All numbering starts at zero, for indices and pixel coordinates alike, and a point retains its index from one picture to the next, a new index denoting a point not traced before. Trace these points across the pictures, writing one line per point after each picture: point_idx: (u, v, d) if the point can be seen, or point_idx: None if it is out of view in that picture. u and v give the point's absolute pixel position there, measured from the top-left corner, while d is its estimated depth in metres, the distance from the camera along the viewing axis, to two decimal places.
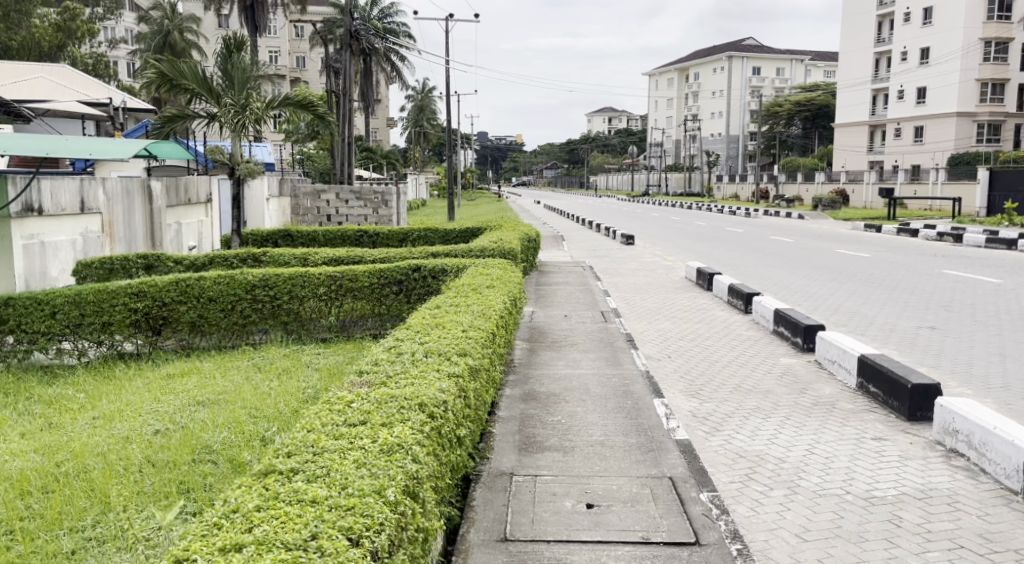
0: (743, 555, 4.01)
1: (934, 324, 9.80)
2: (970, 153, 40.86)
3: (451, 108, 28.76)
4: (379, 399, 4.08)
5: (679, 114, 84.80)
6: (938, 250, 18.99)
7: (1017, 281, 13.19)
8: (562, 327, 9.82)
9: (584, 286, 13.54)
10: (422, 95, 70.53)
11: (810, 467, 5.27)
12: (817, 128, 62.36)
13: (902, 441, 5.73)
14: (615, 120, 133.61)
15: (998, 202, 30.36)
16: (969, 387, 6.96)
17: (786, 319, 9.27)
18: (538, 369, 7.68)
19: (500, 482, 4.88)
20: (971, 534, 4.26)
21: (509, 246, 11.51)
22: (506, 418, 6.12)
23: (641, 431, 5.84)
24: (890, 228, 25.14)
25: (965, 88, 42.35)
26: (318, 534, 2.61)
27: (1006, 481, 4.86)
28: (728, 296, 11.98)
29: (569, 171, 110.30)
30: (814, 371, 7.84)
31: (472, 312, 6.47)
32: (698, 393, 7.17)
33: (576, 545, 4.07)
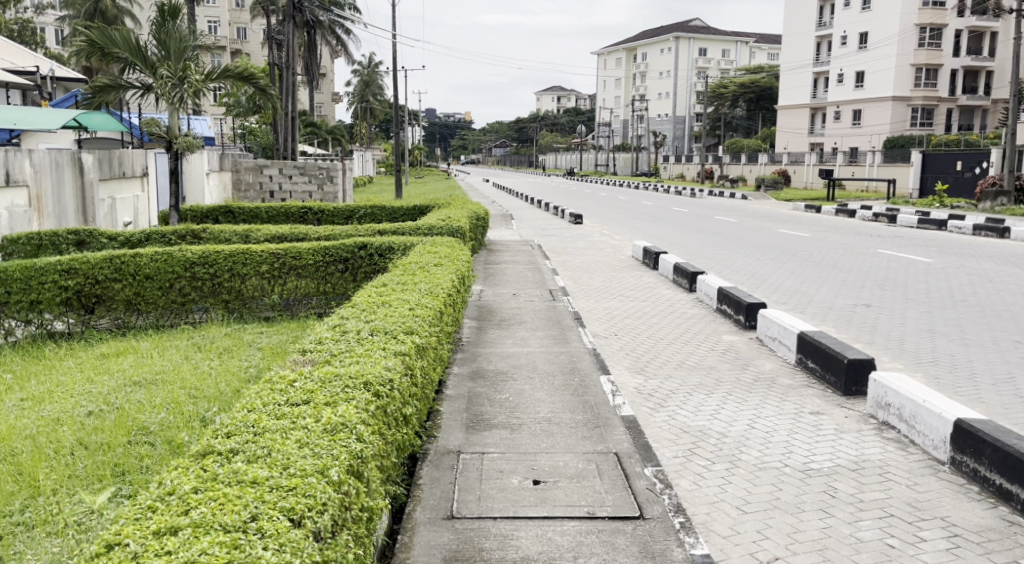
0: (686, 528, 4.09)
1: (869, 302, 10.09)
2: (905, 137, 42.12)
3: (398, 84, 28.38)
4: (322, 377, 4.02)
5: (626, 93, 85.13)
6: (874, 231, 19.55)
7: (947, 260, 13.66)
8: (510, 306, 9.84)
9: (532, 265, 13.57)
10: (368, 70, 69.47)
11: (751, 441, 5.39)
12: (761, 109, 63.39)
13: (838, 415, 5.90)
14: (564, 98, 133.52)
15: (930, 183, 31.41)
16: (901, 362, 7.20)
17: (728, 298, 9.44)
18: (486, 347, 7.68)
19: (447, 460, 4.88)
20: (902, 503, 4.41)
21: (459, 224, 11.43)
22: (454, 397, 6.11)
23: (587, 407, 5.89)
24: (830, 210, 25.76)
25: (901, 73, 43.54)
26: (258, 516, 2.55)
27: (934, 452, 5.05)
28: (673, 275, 12.15)
29: (517, 150, 109.98)
30: (756, 348, 8.01)
31: (420, 290, 6.41)
32: (644, 370, 7.26)
33: (522, 522, 4.08)
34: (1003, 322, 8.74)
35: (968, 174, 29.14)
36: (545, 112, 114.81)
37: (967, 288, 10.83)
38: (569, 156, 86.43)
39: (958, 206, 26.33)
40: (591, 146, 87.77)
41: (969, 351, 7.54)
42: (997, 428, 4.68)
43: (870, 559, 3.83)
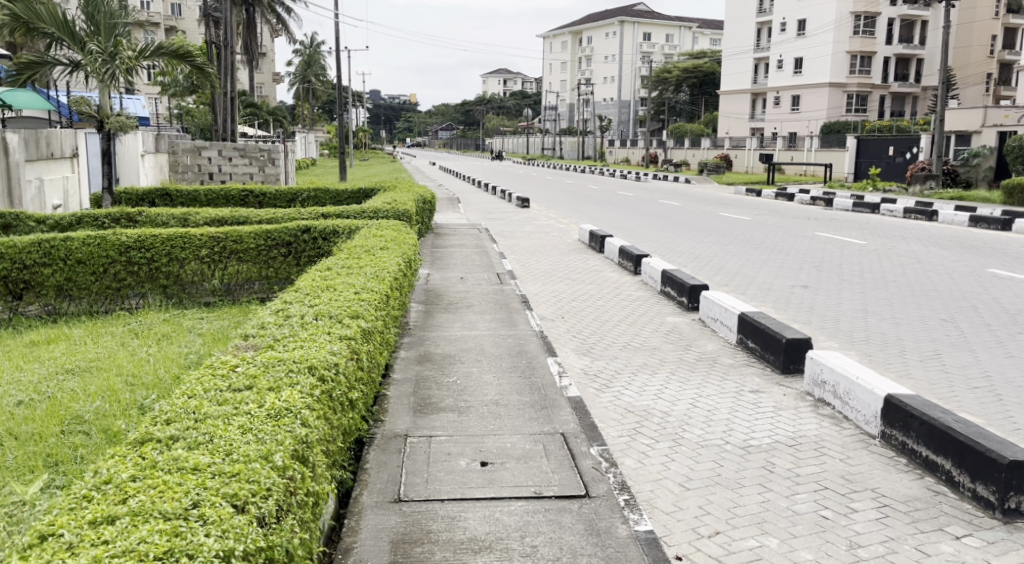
0: (630, 505, 4.17)
1: (806, 283, 10.37)
2: (841, 122, 43.26)
3: (341, 64, 27.92)
4: (266, 362, 3.98)
5: (572, 78, 85.31)
6: (811, 214, 20.04)
7: (880, 242, 14.11)
8: (458, 289, 9.82)
9: (479, 248, 13.58)
10: (310, 50, 68.09)
11: (693, 419, 5.52)
12: (704, 95, 64.21)
13: (777, 393, 6.07)
14: (508, 81, 133.00)
15: (863, 168, 32.36)
16: (836, 342, 7.42)
17: (672, 280, 9.59)
18: (433, 331, 7.67)
19: (394, 444, 4.88)
20: (835, 476, 4.58)
21: (405, 208, 11.33)
22: (401, 380, 6.09)
23: (534, 389, 5.95)
24: (770, 193, 26.32)
25: (837, 59, 44.69)
26: (200, 503, 2.51)
27: (865, 427, 5.24)
28: (619, 258, 12.27)
29: (462, 133, 109.30)
30: (698, 329, 8.17)
31: (365, 274, 6.35)
32: (590, 352, 7.35)
33: (469, 503, 4.11)
34: (932, 301, 9.08)
35: (899, 158, 30.13)
36: (491, 95, 114.29)
37: (898, 269, 11.21)
38: (515, 140, 86.33)
39: (890, 190, 27.23)
40: (537, 131, 87.75)
41: (899, 330, 7.80)
42: (924, 403, 4.87)
43: (806, 530, 3.96)
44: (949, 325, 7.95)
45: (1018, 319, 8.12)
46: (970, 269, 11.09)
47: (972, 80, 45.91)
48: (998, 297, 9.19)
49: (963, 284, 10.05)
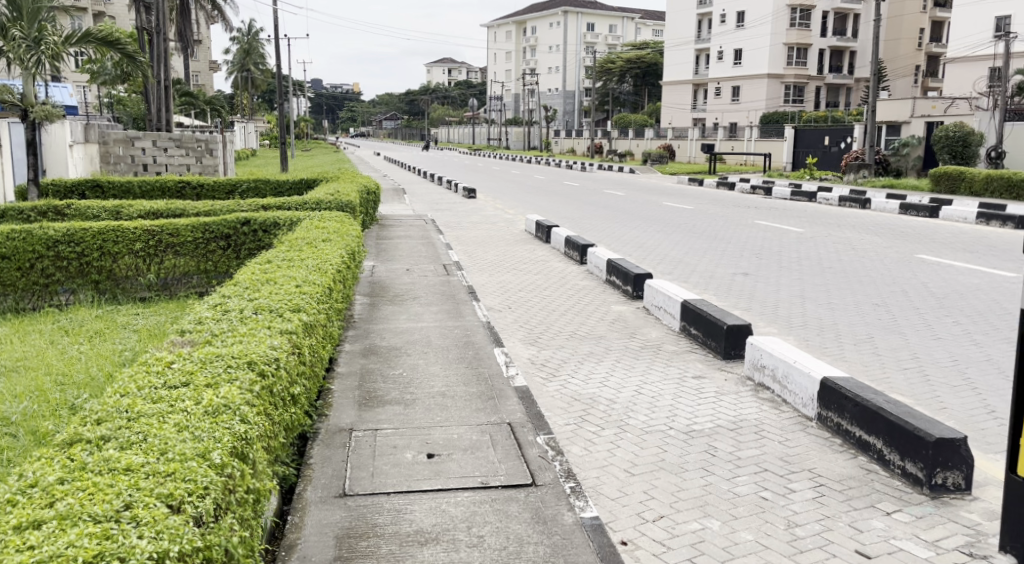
0: (576, 492, 4.21)
1: (746, 270, 10.57)
2: (779, 113, 44.20)
3: (281, 53, 27.42)
4: (203, 358, 3.88)
5: (516, 68, 85.22)
6: (751, 203, 20.46)
7: (817, 229, 14.47)
8: (404, 281, 9.75)
9: (425, 239, 13.50)
10: (249, 38, 66.55)
11: (638, 405, 5.60)
12: (647, 85, 64.85)
13: (719, 378, 6.20)
14: (452, 70, 132.00)
15: (801, 157, 33.11)
16: (776, 327, 7.59)
17: (617, 269, 9.67)
18: (379, 324, 7.61)
19: (339, 438, 4.83)
20: (774, 458, 4.69)
21: (349, 199, 11.19)
22: (346, 374, 6.04)
23: (481, 380, 5.95)
24: (712, 182, 26.78)
25: (775, 51, 45.82)
26: (132, 504, 2.45)
27: (803, 409, 5.38)
28: (565, 248, 12.33)
29: (407, 123, 108.31)
30: (643, 317, 8.26)
31: (307, 267, 6.24)
32: (537, 341, 7.38)
33: (416, 495, 4.09)
34: (865, 286, 9.34)
35: (834, 148, 30.93)
36: (436, 86, 113.61)
37: (833, 256, 11.53)
38: (461, 129, 85.94)
39: (826, 179, 27.93)
40: (482, 120, 87.44)
41: (835, 315, 8.00)
42: (857, 385, 5.01)
43: (746, 512, 4.05)
44: (881, 309, 8.20)
45: (946, 302, 8.43)
46: (902, 256, 11.44)
47: (901, 73, 47.45)
48: (926, 281, 9.52)
49: (894, 269, 10.37)
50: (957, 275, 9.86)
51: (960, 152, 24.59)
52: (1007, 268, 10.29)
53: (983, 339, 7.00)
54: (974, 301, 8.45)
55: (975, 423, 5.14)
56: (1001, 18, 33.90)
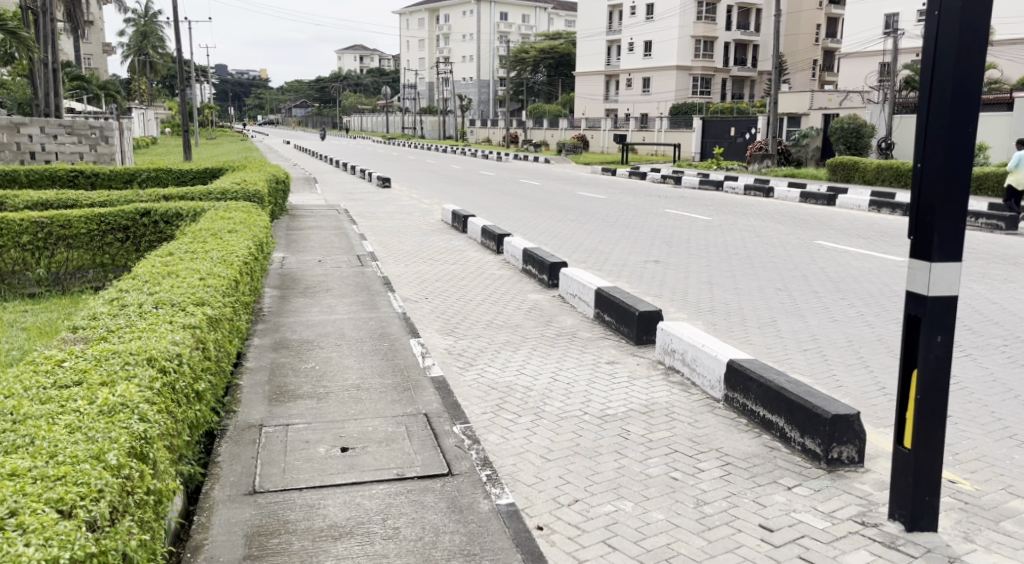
0: (492, 480, 4.25)
1: (657, 258, 10.82)
2: (688, 104, 45.32)
3: (180, 36, 26.50)
4: (97, 356, 3.71)
5: (430, 56, 84.52)
6: (661, 192, 20.91)
7: (724, 218, 14.93)
8: (316, 273, 9.55)
9: (337, 230, 13.28)
10: (145, 20, 63.60)
11: (554, 392, 5.66)
12: (560, 76, 65.28)
13: (631, 363, 6.33)
14: (365, 57, 129.61)
15: (709, 147, 34.02)
16: (685, 312, 7.80)
17: (533, 259, 9.73)
18: (290, 316, 7.44)
19: (248, 435, 4.71)
20: (684, 439, 4.83)
21: (256, 189, 10.88)
22: (255, 368, 5.89)
23: (397, 371, 5.91)
24: (624, 173, 27.22)
25: (682, 44, 47.08)
26: (18, 511, 2.32)
27: (710, 391, 5.55)
28: (480, 238, 12.34)
29: (318, 111, 105.90)
30: (558, 305, 8.35)
31: (211, 260, 6.03)
32: (453, 331, 7.36)
33: (329, 490, 4.03)
34: (769, 271, 9.70)
35: (740, 139, 31.95)
36: (347, 73, 111.51)
37: (739, 243, 11.92)
38: (374, 118, 84.61)
39: (732, 169, 28.81)
40: (395, 109, 86.42)
41: (741, 300, 8.27)
42: (761, 366, 5.20)
43: (657, 492, 4.15)
44: (783, 293, 8.52)
45: (842, 286, 8.83)
46: (803, 242, 11.90)
47: (800, 67, 49.46)
48: (824, 266, 9.96)
49: (795, 255, 10.80)
50: (852, 260, 10.34)
51: (854, 143, 25.89)
52: (897, 253, 10.86)
53: (875, 320, 7.38)
54: (868, 284, 8.89)
55: (868, 399, 5.42)
56: (890, 14, 35.60)
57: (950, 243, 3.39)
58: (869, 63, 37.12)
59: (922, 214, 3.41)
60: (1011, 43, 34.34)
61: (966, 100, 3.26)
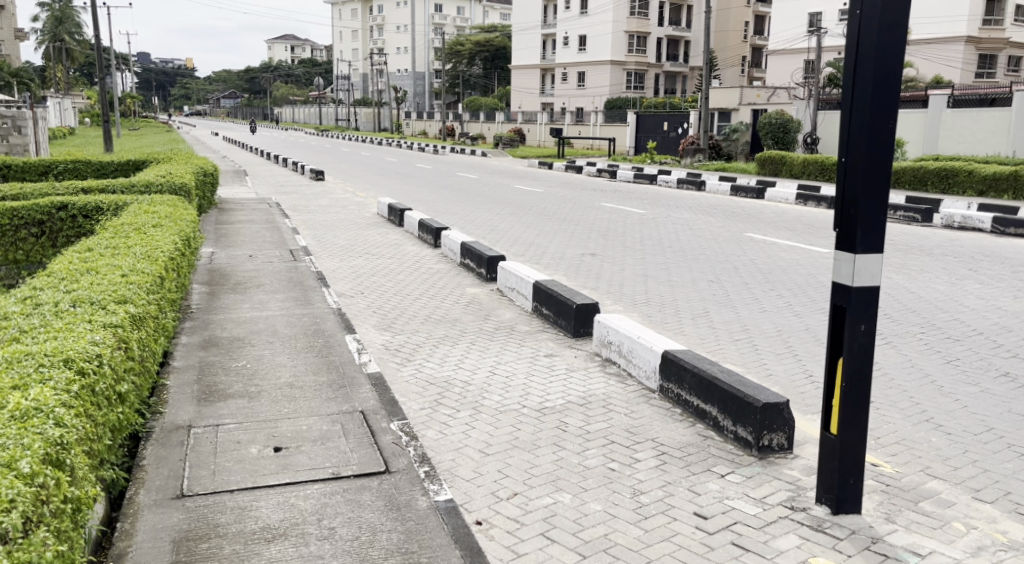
0: (430, 476, 4.20)
1: (594, 251, 10.90)
2: (622, 99, 45.83)
3: (99, 24, 25.58)
4: (9, 358, 3.52)
5: (363, 46, 83.31)
6: (597, 186, 21.08)
7: (658, 211, 15.15)
8: (246, 268, 9.30)
9: (269, 223, 13.00)
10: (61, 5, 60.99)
11: (492, 386, 5.64)
12: (496, 69, 65.14)
13: (569, 355, 6.35)
14: (296, 47, 126.60)
15: (643, 141, 34.42)
16: (622, 305, 7.86)
17: (471, 252, 9.67)
18: (220, 313, 7.23)
19: (176, 436, 4.54)
20: (621, 430, 4.86)
21: (183, 181, 10.52)
22: (182, 368, 5.69)
23: (332, 368, 5.81)
24: (560, 166, 27.35)
25: (616, 38, 47.57)
26: None
27: (646, 382, 5.60)
28: (417, 231, 12.22)
29: (248, 102, 103.35)
30: (496, 299, 8.32)
31: (134, 255, 5.79)
32: (390, 326, 7.26)
33: (262, 491, 3.92)
34: (701, 264, 9.86)
35: (673, 133, 32.47)
36: (278, 64, 109.14)
37: (673, 236, 12.10)
38: (307, 109, 83.05)
39: (665, 163, 29.27)
40: (328, 101, 84.99)
41: (675, 292, 8.38)
42: (695, 357, 5.26)
43: (595, 483, 4.17)
44: (716, 285, 8.67)
45: (771, 278, 9.04)
46: (733, 235, 12.15)
47: (730, 63, 50.55)
48: (754, 258, 10.18)
49: (726, 247, 11.01)
50: (780, 252, 10.60)
51: (782, 138, 26.67)
52: (823, 245, 11.18)
53: (803, 310, 7.58)
54: (795, 276, 9.11)
55: (796, 387, 5.55)
56: (813, 14, 36.64)
57: (872, 234, 3.47)
58: (795, 61, 38.14)
59: (846, 208, 3.49)
60: (926, 43, 35.73)
61: (886, 95, 3.34)
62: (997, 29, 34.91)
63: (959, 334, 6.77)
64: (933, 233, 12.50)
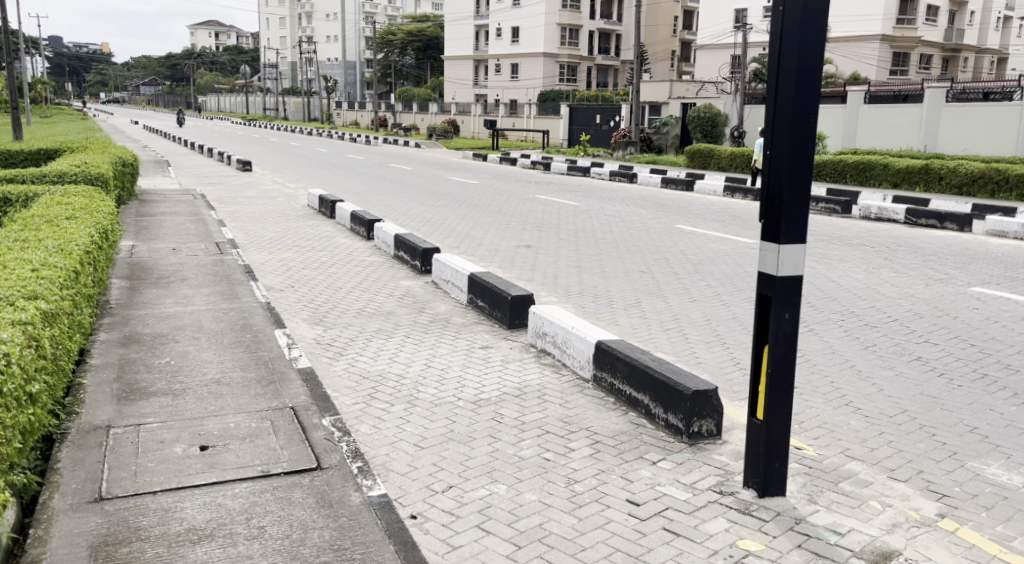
0: (363, 472, 4.13)
1: (528, 243, 10.92)
2: (555, 91, 46.07)
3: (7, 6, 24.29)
4: None
5: (291, 34, 81.58)
6: (531, 178, 21.11)
7: (590, 204, 15.27)
8: (170, 262, 9.00)
9: (194, 216, 12.62)
10: None
11: (427, 379, 5.58)
12: (428, 59, 64.55)
13: (504, 347, 6.34)
14: (220, 34, 123.05)
15: (576, 134, 34.64)
16: (557, 296, 7.88)
17: (405, 245, 9.56)
18: (141, 309, 6.98)
19: (94, 437, 4.35)
20: (556, 420, 4.87)
21: (101, 171, 10.15)
22: (100, 366, 5.47)
23: (261, 363, 5.66)
24: (493, 159, 27.30)
25: (549, 30, 47.75)
26: None
27: (580, 372, 5.62)
28: (350, 223, 12.01)
29: (170, 89, 99.88)
30: (431, 291, 8.24)
31: (46, 248, 5.53)
32: (322, 320, 7.12)
33: (187, 492, 3.79)
34: (633, 255, 9.97)
35: (605, 126, 32.82)
36: (202, 50, 105.80)
37: (606, 228, 12.20)
38: (233, 98, 80.85)
39: (598, 156, 29.57)
40: (256, 89, 82.89)
41: (607, 283, 8.46)
42: (628, 346, 5.31)
43: (530, 473, 4.16)
44: (647, 276, 8.79)
45: (700, 268, 9.20)
46: (664, 226, 12.33)
47: (660, 56, 51.29)
48: (684, 249, 10.35)
49: (658, 239, 11.19)
50: (709, 243, 10.81)
51: (710, 131, 27.20)
52: (750, 236, 11.43)
53: (730, 299, 7.74)
54: (723, 266, 9.29)
55: (724, 374, 5.66)
56: (739, 10, 37.51)
57: (796, 226, 3.54)
58: (722, 56, 38.95)
59: (772, 200, 3.55)
60: (844, 41, 36.95)
61: (807, 90, 3.41)
62: (909, 28, 36.37)
63: (876, 321, 7.02)
64: (853, 225, 12.95)
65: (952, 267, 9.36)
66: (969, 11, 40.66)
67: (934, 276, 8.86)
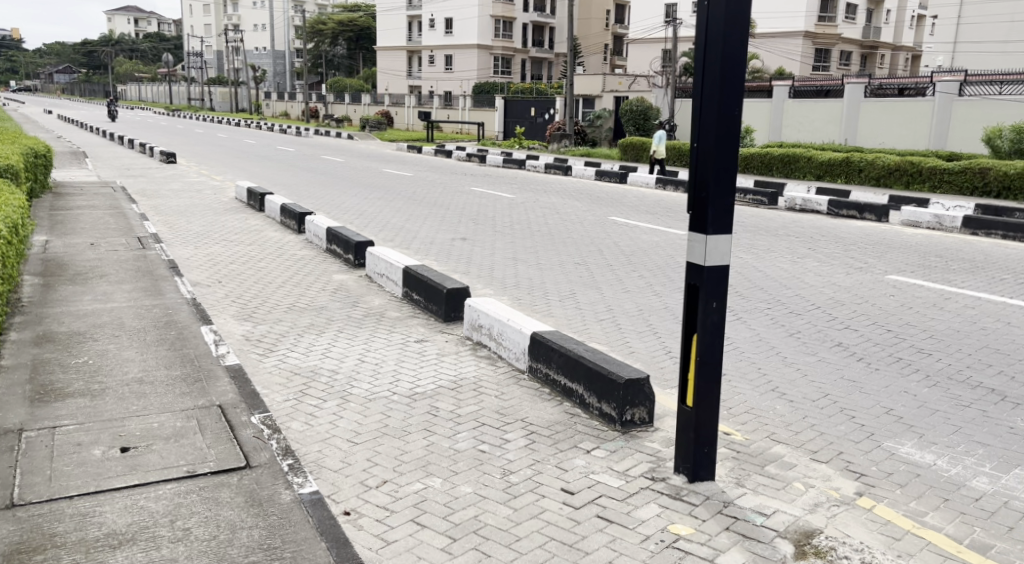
0: (294, 469, 4.04)
1: (463, 235, 10.86)
2: (489, 84, 46.01)
3: None
4: None
5: (216, 22, 79.20)
6: (465, 170, 21.05)
7: (525, 196, 15.30)
8: (88, 257, 8.64)
9: (113, 209, 12.16)
10: None
11: (361, 374, 5.50)
12: (360, 49, 63.62)
13: (440, 340, 6.29)
14: (141, 21, 118.69)
15: (511, 127, 34.64)
16: (493, 289, 7.86)
17: (337, 238, 9.39)
18: (56, 306, 6.68)
19: (5, 441, 4.15)
20: (491, 412, 4.85)
21: (10, 162, 9.69)
22: (11, 367, 5.21)
23: (186, 361, 5.49)
24: (428, 151, 27.07)
25: (482, 22, 47.63)
26: None
27: (516, 363, 5.61)
28: (280, 217, 11.75)
29: (87, 77, 95.84)
30: (365, 285, 8.13)
31: None
32: (251, 316, 6.94)
33: (107, 495, 3.64)
34: (568, 247, 10.02)
35: (540, 119, 32.93)
36: (121, 37, 101.87)
37: (541, 220, 12.25)
38: (155, 87, 78.02)
39: (533, 148, 29.70)
40: (180, 79, 80.25)
41: (542, 275, 8.48)
42: (562, 337, 5.32)
43: (465, 466, 4.13)
44: (582, 267, 8.84)
45: (633, 259, 9.31)
46: (598, 218, 12.44)
47: (592, 50, 51.75)
48: (617, 240, 10.46)
49: (592, 230, 11.27)
50: (642, 234, 10.95)
51: (643, 125, 27.56)
52: (681, 227, 11.62)
53: (662, 290, 7.85)
54: (655, 257, 9.42)
55: (657, 362, 5.74)
56: (669, 5, 38.14)
57: (721, 219, 3.60)
58: (652, 50, 39.52)
59: (699, 194, 3.60)
60: (770, 36, 37.96)
61: (732, 88, 3.47)
62: (830, 25, 37.56)
63: (800, 308, 7.22)
64: (781, 215, 13.30)
65: (873, 256, 9.70)
66: (886, 9, 42.24)
67: (855, 264, 9.16)
